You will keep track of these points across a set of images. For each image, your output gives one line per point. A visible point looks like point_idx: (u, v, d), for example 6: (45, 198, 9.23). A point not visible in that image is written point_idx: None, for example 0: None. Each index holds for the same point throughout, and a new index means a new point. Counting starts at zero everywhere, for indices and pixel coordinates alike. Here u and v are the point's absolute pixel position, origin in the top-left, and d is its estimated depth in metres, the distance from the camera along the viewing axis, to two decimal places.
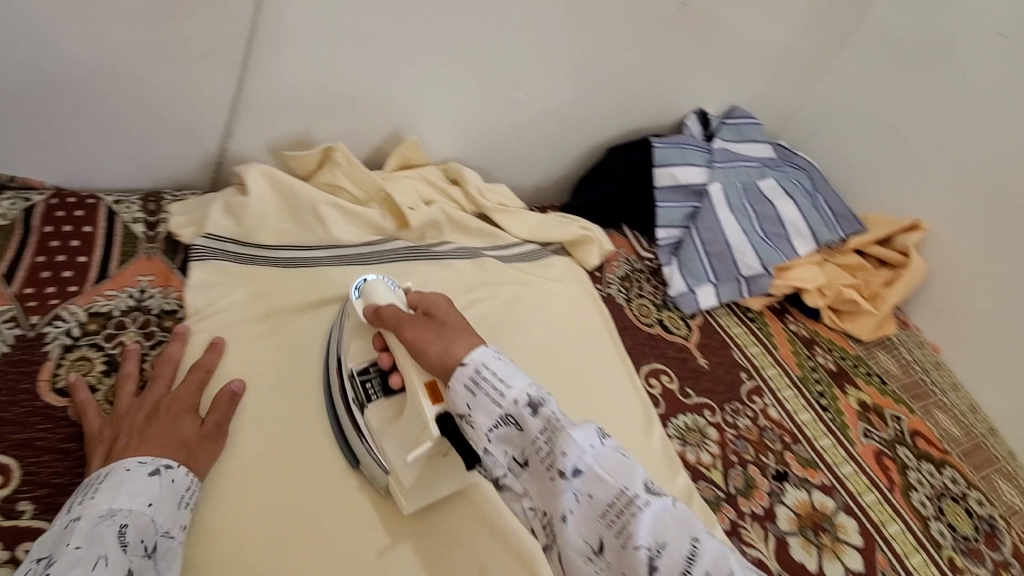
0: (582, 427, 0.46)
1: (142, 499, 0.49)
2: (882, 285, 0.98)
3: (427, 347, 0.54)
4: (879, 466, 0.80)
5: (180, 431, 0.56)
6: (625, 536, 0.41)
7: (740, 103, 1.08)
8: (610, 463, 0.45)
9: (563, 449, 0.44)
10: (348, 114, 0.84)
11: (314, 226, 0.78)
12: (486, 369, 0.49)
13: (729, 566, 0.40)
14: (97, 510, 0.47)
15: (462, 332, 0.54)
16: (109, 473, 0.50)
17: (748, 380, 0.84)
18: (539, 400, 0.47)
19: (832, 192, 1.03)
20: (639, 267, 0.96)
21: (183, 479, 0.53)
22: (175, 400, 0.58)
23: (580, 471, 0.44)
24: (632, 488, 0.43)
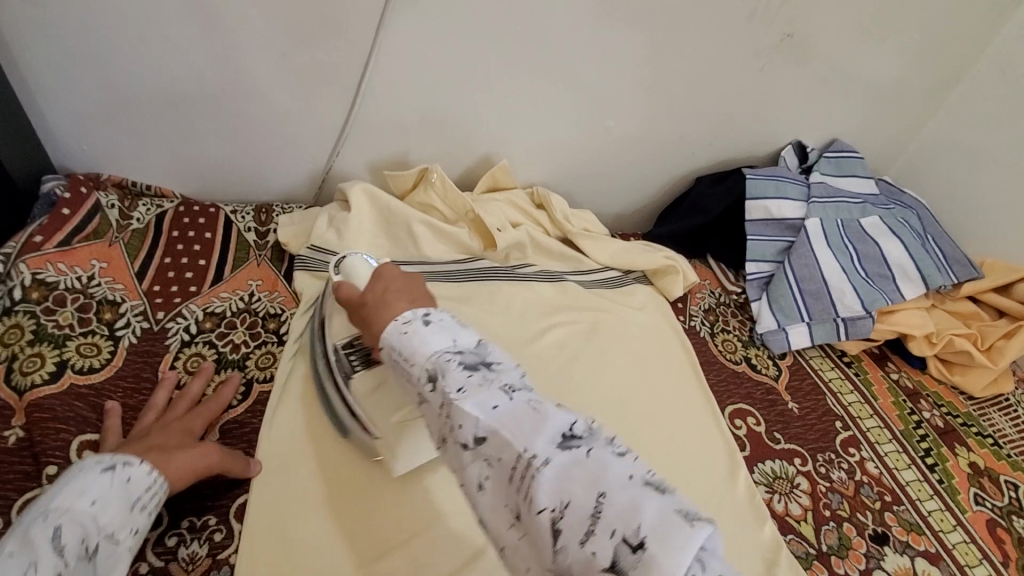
0: (476, 392, 0.42)
1: (85, 497, 0.45)
2: (1001, 337, 0.87)
3: (367, 318, 0.54)
4: (995, 539, 0.71)
5: (168, 441, 0.54)
6: (528, 499, 0.38)
7: (841, 136, 1.03)
8: (509, 414, 0.41)
9: (459, 421, 0.42)
10: (445, 137, 0.88)
11: (408, 243, 0.82)
12: (394, 348, 0.48)
13: (638, 521, 0.35)
14: (40, 509, 0.44)
15: (395, 294, 0.55)
16: (64, 472, 0.48)
17: (843, 430, 0.78)
18: (437, 372, 0.44)
19: (943, 233, 0.95)
20: (724, 301, 0.93)
21: (142, 479, 0.49)
22: (188, 422, 0.57)
23: (485, 440, 0.41)
24: (532, 447, 0.39)
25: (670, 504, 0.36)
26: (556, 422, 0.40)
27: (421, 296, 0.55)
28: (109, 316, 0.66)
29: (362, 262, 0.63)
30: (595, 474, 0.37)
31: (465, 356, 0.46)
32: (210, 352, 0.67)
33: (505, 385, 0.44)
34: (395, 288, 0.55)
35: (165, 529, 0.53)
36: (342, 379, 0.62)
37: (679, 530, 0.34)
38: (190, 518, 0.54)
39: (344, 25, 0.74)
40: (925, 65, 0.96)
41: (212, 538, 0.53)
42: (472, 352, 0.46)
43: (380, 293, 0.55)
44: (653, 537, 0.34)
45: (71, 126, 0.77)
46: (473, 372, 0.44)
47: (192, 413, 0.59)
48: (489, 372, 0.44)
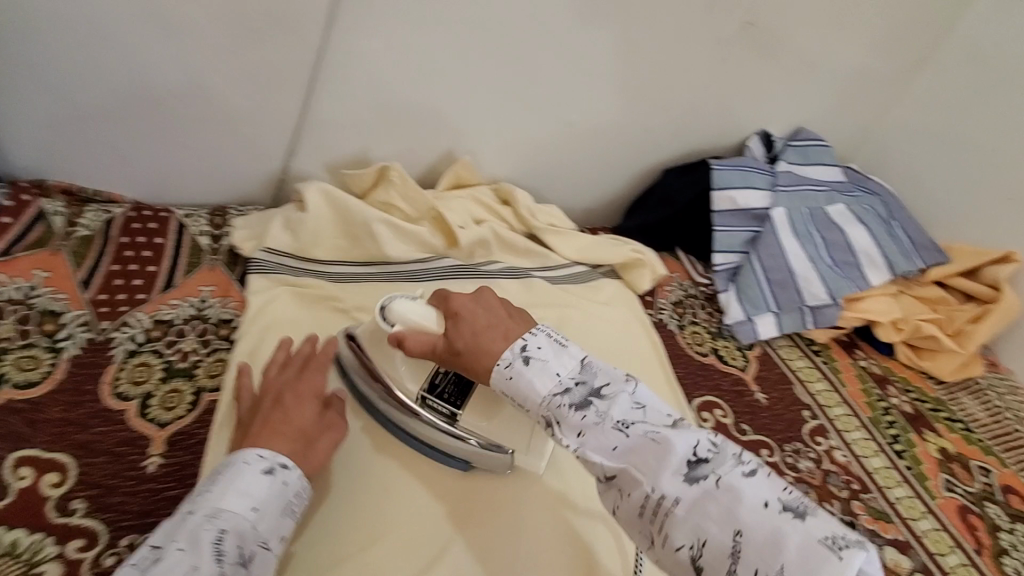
0: (596, 434, 0.50)
1: (248, 502, 0.49)
2: (970, 321, 0.87)
3: (468, 364, 0.57)
4: (965, 525, 0.70)
5: (300, 422, 0.57)
6: (664, 532, 0.46)
7: (808, 124, 1.03)
8: (633, 454, 0.49)
9: (592, 462, 0.50)
10: (405, 135, 0.86)
11: (366, 242, 0.79)
12: (503, 388, 0.55)
13: (778, 554, 0.42)
14: (206, 506, 0.47)
15: (488, 331, 0.57)
16: (229, 467, 0.51)
17: (810, 419, 0.78)
18: (554, 418, 0.52)
19: (910, 219, 0.95)
20: (693, 293, 0.93)
21: (294, 483, 0.53)
22: (295, 387, 0.60)
23: (616, 476, 0.50)
24: (660, 486, 0.47)
25: (814, 533, 0.43)
26: (679, 457, 0.47)
27: (511, 325, 0.57)
28: (50, 327, 0.63)
29: (412, 306, 0.62)
30: (725, 507, 0.45)
31: (573, 395, 0.52)
32: (158, 362, 0.65)
33: (620, 420, 0.51)
34: (483, 327, 0.57)
35: (103, 548, 0.51)
36: (447, 424, 0.62)
37: (823, 564, 0.41)
38: (132, 535, 0.52)
39: (296, 19, 0.73)
40: (888, 51, 0.96)
41: None
42: (579, 384, 0.53)
43: (473, 336, 0.57)
44: (794, 564, 0.42)
45: (11, 130, 0.74)
46: (590, 412, 0.51)
47: (296, 377, 0.61)
48: (601, 406, 0.51)
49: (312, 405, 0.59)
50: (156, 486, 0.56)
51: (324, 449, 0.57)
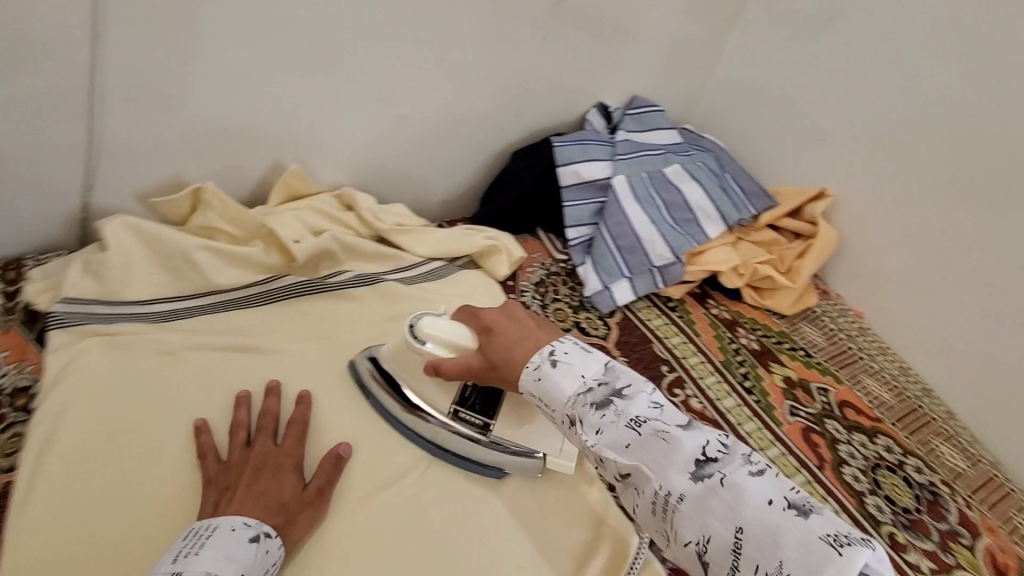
0: (611, 432, 0.50)
1: (237, 567, 0.48)
2: (797, 257, 0.94)
3: (508, 376, 0.60)
4: (807, 444, 0.76)
5: (281, 494, 0.57)
6: (672, 530, 0.46)
7: (641, 92, 1.07)
8: (641, 450, 0.48)
9: (604, 459, 0.51)
10: (221, 152, 0.80)
11: (190, 274, 0.74)
12: (530, 390, 0.57)
13: (779, 552, 0.41)
14: (197, 569, 0.46)
15: (519, 345, 0.60)
16: (215, 530, 0.51)
17: (669, 372, 0.82)
18: (574, 417, 0.53)
19: (739, 170, 1.02)
20: (555, 270, 0.94)
21: (274, 553, 0.53)
22: (282, 454, 0.61)
23: (630, 474, 0.49)
24: (669, 485, 0.46)
25: (817, 531, 0.41)
26: (686, 452, 0.47)
27: (536, 335, 0.61)
28: None
29: (434, 325, 0.67)
30: (728, 505, 0.44)
31: (595, 394, 0.53)
32: None
33: (635, 417, 0.50)
34: (514, 341, 0.60)
35: None
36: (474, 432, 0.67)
37: (825, 561, 0.39)
38: None
39: (44, 41, 0.64)
40: (697, 13, 1.01)
41: None
42: (602, 384, 0.54)
43: (508, 351, 0.60)
44: (796, 564, 0.40)
45: None
46: (607, 411, 0.52)
47: (284, 443, 0.63)
48: (621, 404, 0.52)
49: (297, 476, 0.60)
50: None
51: (304, 524, 0.58)
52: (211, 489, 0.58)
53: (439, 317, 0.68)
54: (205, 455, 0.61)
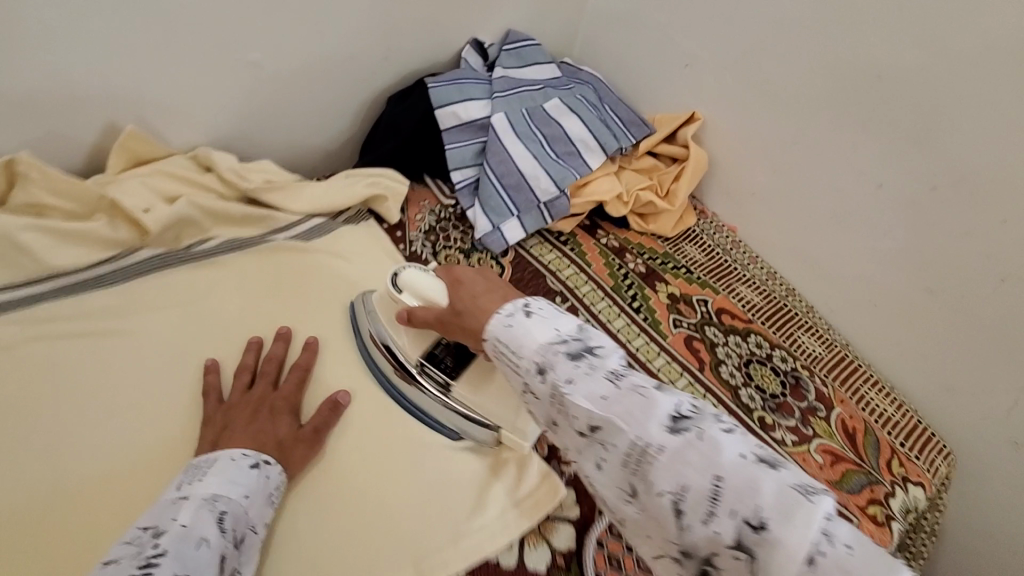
0: (585, 380, 0.44)
1: (240, 490, 0.51)
2: (673, 181, 0.98)
3: (467, 324, 0.57)
4: (688, 350, 0.83)
5: (278, 433, 0.59)
6: (646, 483, 0.40)
7: (515, 25, 1.04)
8: (618, 401, 0.42)
9: (573, 412, 0.44)
10: (38, 118, 0.68)
11: (21, 259, 0.64)
12: (499, 341, 0.51)
13: (757, 500, 0.36)
14: (201, 492, 0.49)
15: (487, 294, 0.57)
16: (214, 462, 0.53)
17: (562, 303, 0.85)
18: (544, 365, 0.46)
19: (618, 101, 1.04)
20: (445, 216, 0.92)
21: (275, 476, 0.56)
22: (280, 397, 0.63)
23: (600, 427, 0.43)
24: (646, 435, 0.41)
25: (786, 478, 0.37)
26: (665, 406, 0.41)
27: (509, 291, 0.57)
28: None
29: (420, 278, 0.66)
30: (707, 458, 0.38)
31: (569, 345, 0.47)
32: None
33: (612, 370, 0.45)
34: (482, 291, 0.57)
35: None
36: (442, 393, 0.67)
37: (798, 505, 0.35)
38: None
39: None
40: None
41: None
42: (578, 339, 0.48)
43: (472, 299, 0.57)
44: (773, 511, 0.36)
45: None
46: (578, 360, 0.46)
47: (283, 385, 0.65)
48: (595, 359, 0.46)
49: (293, 417, 0.62)
50: None
51: (298, 459, 0.60)
52: (209, 427, 0.59)
53: (425, 271, 0.68)
54: (209, 391, 0.62)
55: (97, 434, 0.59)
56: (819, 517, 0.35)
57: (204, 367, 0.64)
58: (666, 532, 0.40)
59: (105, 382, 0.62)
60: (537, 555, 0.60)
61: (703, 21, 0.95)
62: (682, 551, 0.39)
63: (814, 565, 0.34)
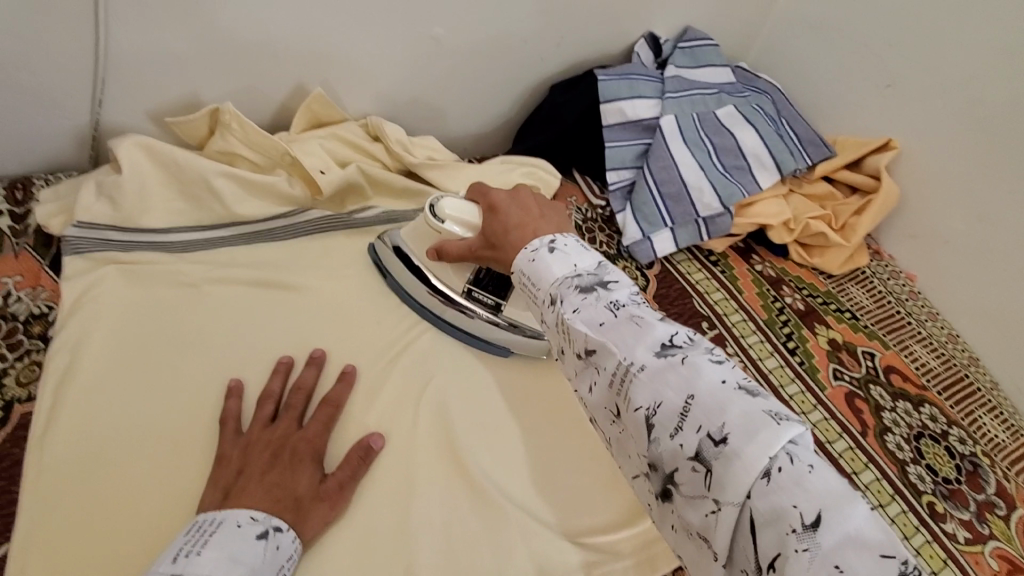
0: (588, 309, 0.42)
1: (242, 570, 0.41)
2: (853, 214, 0.88)
3: (503, 256, 0.56)
4: (850, 409, 0.73)
5: (297, 488, 0.50)
6: (626, 399, 0.39)
7: (695, 23, 0.97)
8: (613, 326, 0.41)
9: (572, 337, 0.42)
10: (241, 71, 0.72)
11: (211, 202, 0.68)
12: (524, 270, 0.48)
13: (723, 418, 0.35)
14: (198, 572, 0.39)
15: (518, 229, 0.54)
16: (219, 526, 0.44)
17: (709, 330, 0.78)
18: (557, 294, 0.45)
19: (797, 116, 0.94)
20: (592, 217, 0.87)
21: (287, 546, 0.47)
22: (303, 438, 0.54)
23: (597, 352, 0.41)
24: (635, 357, 0.39)
25: (759, 404, 0.35)
26: (656, 332, 0.39)
27: (540, 222, 0.54)
28: None
29: (457, 206, 0.64)
30: (687, 383, 0.37)
31: (580, 279, 0.45)
32: None
33: (617, 301, 0.43)
34: (516, 224, 0.55)
35: None
36: (493, 314, 0.67)
37: (761, 428, 0.33)
38: None
39: None
40: None
41: None
42: (591, 274, 0.45)
43: (505, 232, 0.55)
44: (740, 432, 0.34)
45: None
46: (587, 291, 0.43)
47: (310, 424, 0.55)
48: (604, 291, 0.43)
49: (316, 467, 0.53)
50: None
51: (321, 518, 0.51)
52: (223, 467, 0.51)
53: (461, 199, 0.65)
54: (227, 422, 0.54)
55: (136, 444, 0.53)
56: (781, 440, 0.33)
57: (228, 388, 0.57)
58: (644, 450, 0.38)
59: (171, 377, 0.58)
60: None
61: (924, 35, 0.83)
62: (660, 475, 0.37)
63: (767, 478, 0.33)
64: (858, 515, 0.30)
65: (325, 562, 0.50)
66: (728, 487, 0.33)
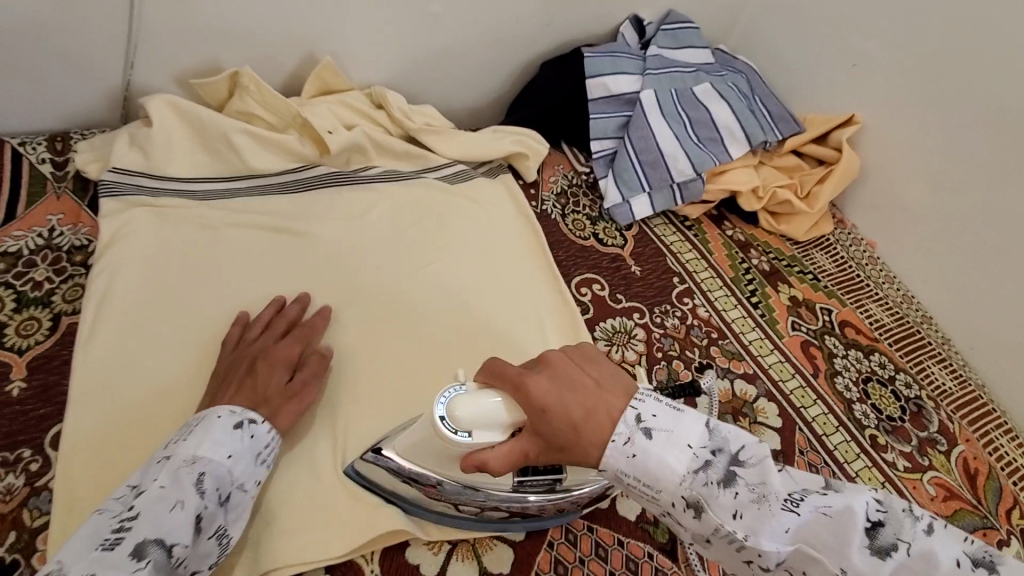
0: (764, 520, 0.40)
1: (222, 450, 0.51)
2: (818, 183, 0.95)
3: (581, 455, 0.46)
4: (805, 355, 0.81)
5: (261, 388, 0.57)
6: None
7: (677, 7, 1.04)
8: (804, 530, 0.39)
9: (759, 554, 0.40)
10: (258, 41, 0.80)
11: (230, 156, 0.76)
12: (626, 474, 0.45)
13: None
14: (184, 453, 0.50)
15: (590, 419, 0.45)
16: (202, 420, 0.53)
17: (679, 284, 0.86)
18: (697, 501, 0.42)
19: (770, 95, 1.01)
20: (576, 183, 0.95)
21: (263, 436, 0.55)
22: (275, 351, 0.60)
23: (794, 563, 0.40)
24: (852, 566, 0.38)
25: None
26: (857, 516, 0.39)
27: (607, 399, 0.46)
28: None
29: (473, 401, 0.49)
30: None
31: (709, 467, 0.43)
32: (8, 293, 0.62)
33: (781, 493, 0.41)
34: (585, 411, 0.45)
35: None
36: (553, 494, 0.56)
37: None
38: (1, 454, 0.53)
39: None
40: None
41: (28, 468, 0.53)
42: (715, 453, 0.43)
43: (575, 431, 0.45)
44: None
45: None
46: (734, 486, 0.42)
47: (288, 338, 0.62)
48: (747, 476, 0.42)
49: (285, 371, 0.60)
50: (22, 408, 0.56)
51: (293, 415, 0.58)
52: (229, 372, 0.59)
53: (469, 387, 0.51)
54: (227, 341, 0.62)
55: (167, 351, 0.62)
56: None
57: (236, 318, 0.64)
58: None
59: (193, 305, 0.65)
60: (628, 503, 0.63)
61: (885, 22, 0.91)
62: None
63: None
64: None
65: (329, 453, 0.60)
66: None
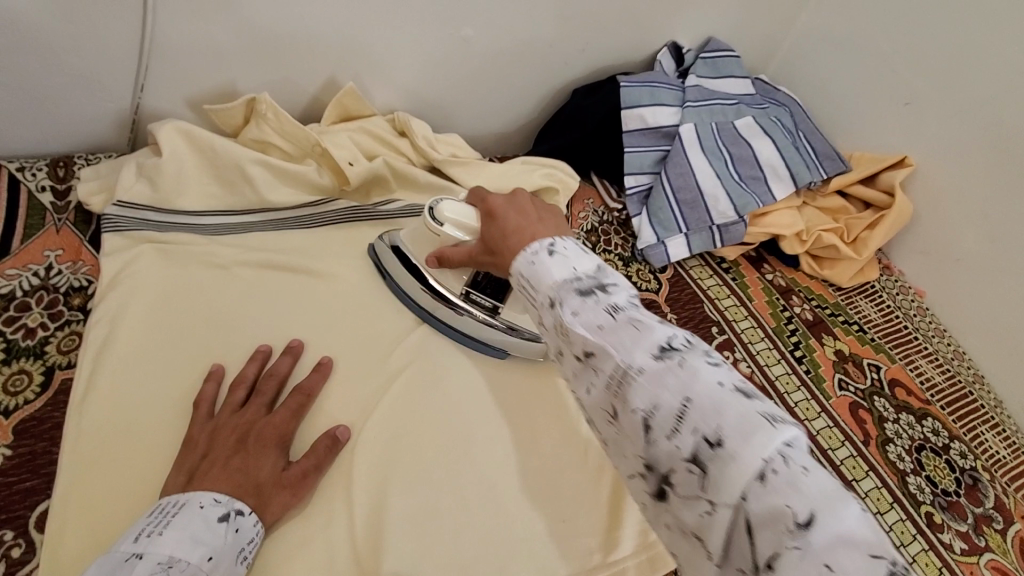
0: (586, 313, 0.38)
1: (204, 551, 0.43)
2: (865, 228, 0.89)
3: (501, 264, 0.50)
4: (853, 418, 0.75)
5: (259, 474, 0.51)
6: (620, 399, 0.35)
7: (717, 34, 0.99)
8: (611, 330, 0.37)
9: (571, 343, 0.38)
10: (276, 64, 0.75)
11: (244, 188, 0.71)
12: (524, 268, 0.43)
13: (722, 420, 0.31)
14: (157, 553, 0.41)
15: (516, 233, 0.48)
16: (181, 509, 0.45)
17: (718, 334, 0.80)
18: (557, 297, 0.40)
19: (814, 130, 0.95)
20: (607, 220, 0.89)
21: (248, 530, 0.48)
22: (271, 424, 0.54)
23: (595, 356, 0.37)
24: (636, 360, 0.35)
25: (755, 406, 0.32)
26: (658, 334, 0.36)
27: (539, 227, 0.47)
28: None
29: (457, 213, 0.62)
30: (685, 385, 0.33)
31: (581, 282, 0.40)
32: None
33: (617, 305, 0.38)
34: (513, 228, 0.49)
35: None
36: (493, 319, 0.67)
37: (756, 430, 0.30)
38: None
39: None
40: None
41: (8, 555, 0.47)
42: (596, 279, 0.40)
43: (502, 238, 0.49)
44: (734, 435, 0.31)
45: None
46: (587, 295, 0.39)
47: (279, 410, 0.56)
48: (604, 294, 0.39)
49: (280, 453, 0.53)
50: (5, 481, 0.50)
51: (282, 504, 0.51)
52: (219, 440, 0.52)
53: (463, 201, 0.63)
54: (201, 403, 0.55)
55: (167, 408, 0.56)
56: (774, 441, 0.30)
57: (209, 372, 0.58)
58: (641, 454, 0.34)
59: (200, 360, 0.60)
60: None
61: (943, 59, 0.85)
62: (655, 483, 0.34)
63: (763, 480, 0.29)
64: (848, 515, 0.27)
65: (344, 535, 0.54)
66: (724, 489, 0.30)
